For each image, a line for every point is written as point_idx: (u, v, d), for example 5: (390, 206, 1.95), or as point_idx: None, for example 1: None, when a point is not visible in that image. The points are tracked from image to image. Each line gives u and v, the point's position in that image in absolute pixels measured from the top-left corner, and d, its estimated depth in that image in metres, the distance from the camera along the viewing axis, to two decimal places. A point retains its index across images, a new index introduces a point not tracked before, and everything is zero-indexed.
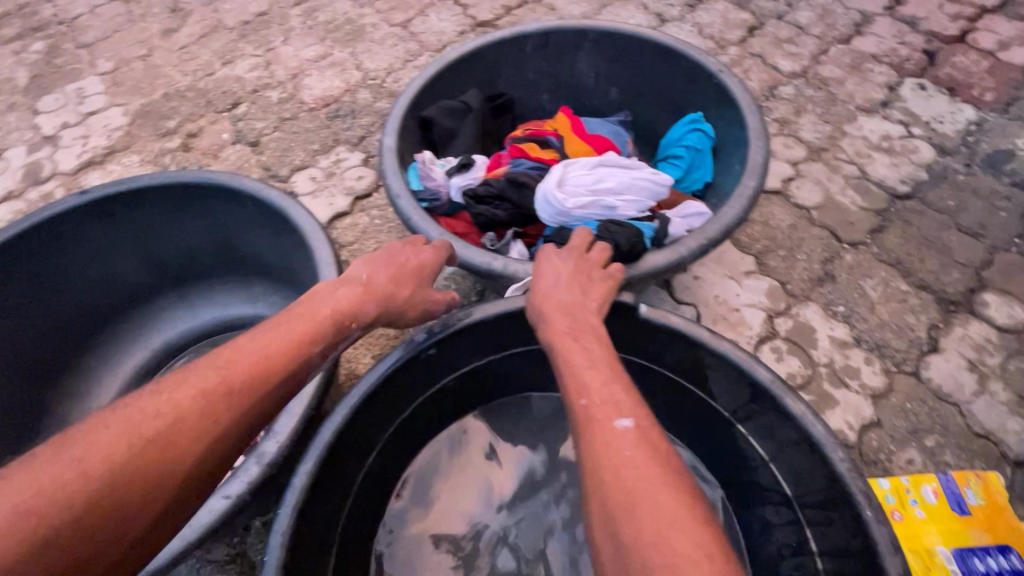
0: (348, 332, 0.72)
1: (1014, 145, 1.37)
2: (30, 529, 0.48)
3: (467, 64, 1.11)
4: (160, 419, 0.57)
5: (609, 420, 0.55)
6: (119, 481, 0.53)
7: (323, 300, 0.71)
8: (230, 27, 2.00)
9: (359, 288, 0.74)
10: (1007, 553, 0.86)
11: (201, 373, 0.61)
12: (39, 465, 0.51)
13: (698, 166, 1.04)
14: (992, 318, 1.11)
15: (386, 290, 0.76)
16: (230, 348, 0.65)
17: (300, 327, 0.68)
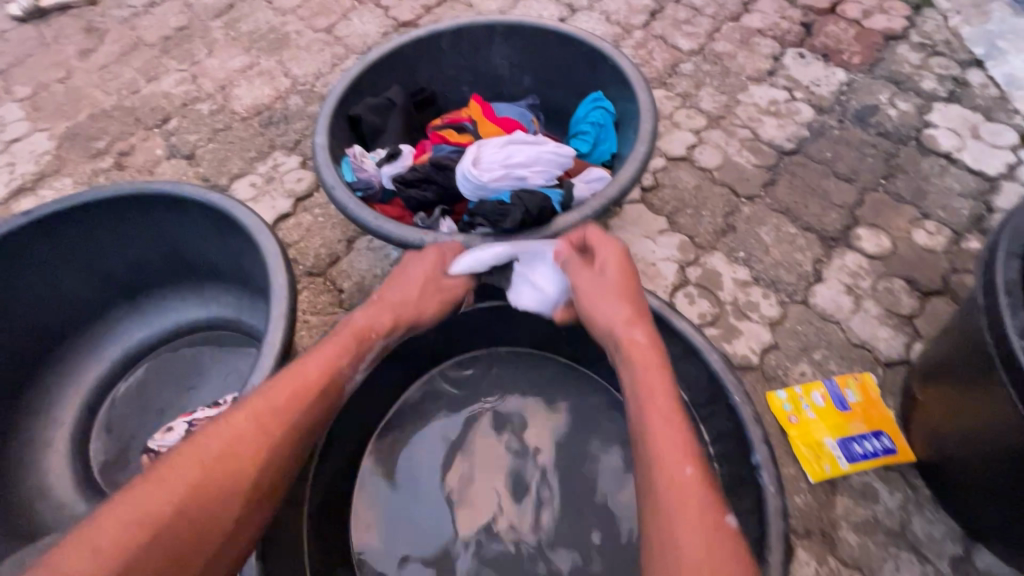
0: (370, 342, 0.84)
1: (878, 100, 1.58)
2: (130, 537, 0.58)
3: (388, 63, 1.20)
4: (222, 440, 0.67)
5: (717, 506, 0.59)
6: (197, 504, 0.62)
7: (352, 320, 0.85)
8: (151, 43, 2.00)
9: (380, 306, 0.87)
10: (879, 437, 1.03)
11: (255, 400, 0.71)
12: (143, 489, 0.62)
13: (603, 139, 1.18)
14: (864, 249, 1.30)
15: (400, 301, 0.87)
16: (285, 378, 0.75)
17: (332, 349, 0.80)
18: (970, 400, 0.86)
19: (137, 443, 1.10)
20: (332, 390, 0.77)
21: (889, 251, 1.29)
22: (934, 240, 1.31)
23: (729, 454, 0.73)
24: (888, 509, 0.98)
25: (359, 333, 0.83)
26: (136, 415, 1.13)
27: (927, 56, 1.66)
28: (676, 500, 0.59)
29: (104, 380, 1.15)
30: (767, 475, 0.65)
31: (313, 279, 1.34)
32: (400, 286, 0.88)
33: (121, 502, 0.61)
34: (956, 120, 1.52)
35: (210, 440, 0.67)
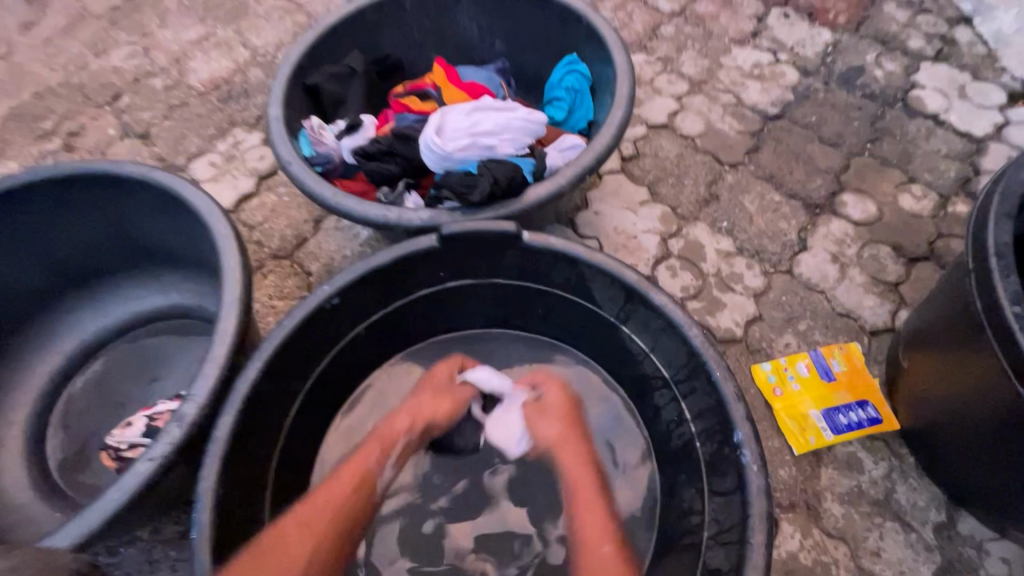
0: (392, 454, 0.81)
1: (863, 61, 1.52)
2: None
3: (348, 26, 1.12)
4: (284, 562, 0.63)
5: None
6: None
7: (382, 429, 0.82)
8: (98, 14, 1.86)
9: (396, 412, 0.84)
10: (865, 406, 1.01)
11: (303, 513, 0.68)
12: None
13: (579, 105, 1.11)
14: (849, 215, 1.27)
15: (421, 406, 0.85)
16: (323, 492, 0.72)
17: (356, 458, 0.78)
18: (960, 366, 0.83)
19: (95, 440, 1.04)
20: (362, 486, 0.75)
21: (874, 217, 1.26)
22: (920, 204, 1.27)
23: (711, 432, 0.70)
24: (873, 479, 0.96)
25: (380, 441, 0.80)
26: (93, 411, 1.06)
27: (914, 14, 1.60)
28: None
29: (57, 374, 1.08)
30: (749, 454, 0.62)
31: (279, 262, 1.26)
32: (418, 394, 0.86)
33: None
34: (943, 80, 1.47)
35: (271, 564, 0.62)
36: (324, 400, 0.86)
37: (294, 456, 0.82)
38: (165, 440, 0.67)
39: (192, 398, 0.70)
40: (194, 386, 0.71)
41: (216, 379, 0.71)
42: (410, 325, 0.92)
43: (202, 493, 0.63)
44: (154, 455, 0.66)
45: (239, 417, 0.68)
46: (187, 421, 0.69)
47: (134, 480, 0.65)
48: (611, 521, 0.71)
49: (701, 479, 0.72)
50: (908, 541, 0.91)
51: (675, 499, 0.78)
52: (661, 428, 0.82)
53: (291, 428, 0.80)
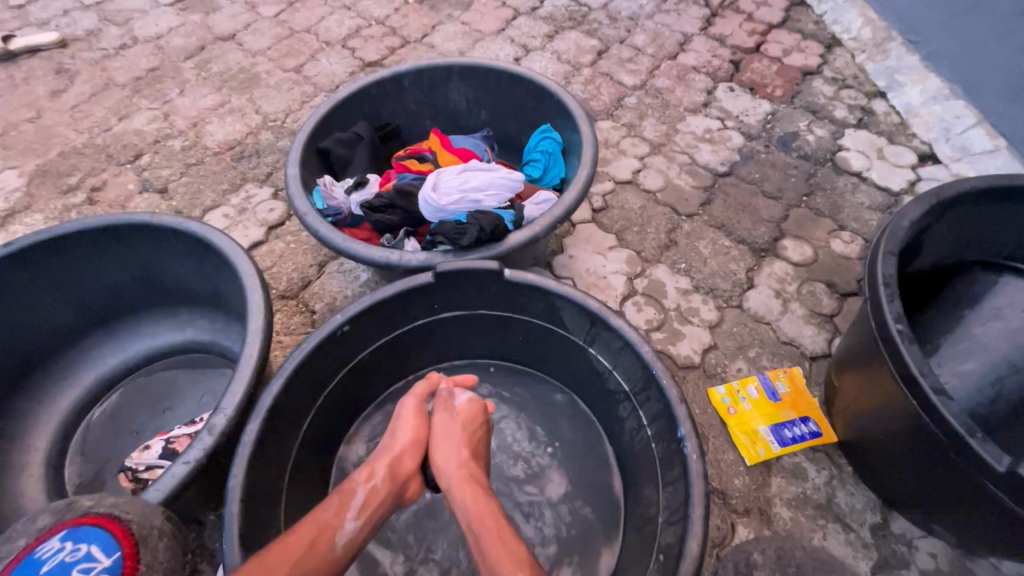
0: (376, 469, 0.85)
1: (798, 128, 1.77)
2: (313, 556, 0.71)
3: (355, 100, 1.32)
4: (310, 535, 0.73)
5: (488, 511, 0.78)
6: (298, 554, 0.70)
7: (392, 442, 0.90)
8: (122, 84, 2.07)
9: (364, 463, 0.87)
10: (806, 422, 1.16)
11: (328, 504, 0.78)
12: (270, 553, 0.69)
13: (553, 166, 1.30)
14: (790, 257, 1.46)
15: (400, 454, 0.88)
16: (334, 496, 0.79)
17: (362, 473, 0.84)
18: (885, 382, 0.95)
19: (111, 463, 1.12)
20: (318, 544, 0.72)
21: (811, 259, 1.45)
22: (850, 248, 1.47)
23: (662, 432, 0.83)
24: (815, 485, 1.09)
25: (342, 490, 0.80)
26: (112, 437, 1.16)
27: (839, 89, 1.87)
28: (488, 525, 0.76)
29: (78, 405, 1.18)
30: (690, 444, 0.76)
31: (285, 301, 1.40)
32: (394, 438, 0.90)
33: (267, 559, 0.68)
34: (864, 143, 1.72)
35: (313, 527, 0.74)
36: (329, 418, 0.98)
37: (305, 467, 0.94)
38: (198, 445, 0.79)
39: (221, 411, 0.82)
40: (222, 400, 0.82)
41: (242, 395, 0.83)
42: (408, 351, 1.06)
43: (232, 490, 0.75)
44: (189, 459, 0.78)
45: (264, 425, 0.81)
46: (217, 429, 0.80)
47: (172, 479, 0.76)
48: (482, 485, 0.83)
49: (657, 475, 0.85)
50: (848, 540, 1.03)
51: (638, 497, 0.90)
52: (626, 437, 0.95)
53: (301, 442, 0.92)
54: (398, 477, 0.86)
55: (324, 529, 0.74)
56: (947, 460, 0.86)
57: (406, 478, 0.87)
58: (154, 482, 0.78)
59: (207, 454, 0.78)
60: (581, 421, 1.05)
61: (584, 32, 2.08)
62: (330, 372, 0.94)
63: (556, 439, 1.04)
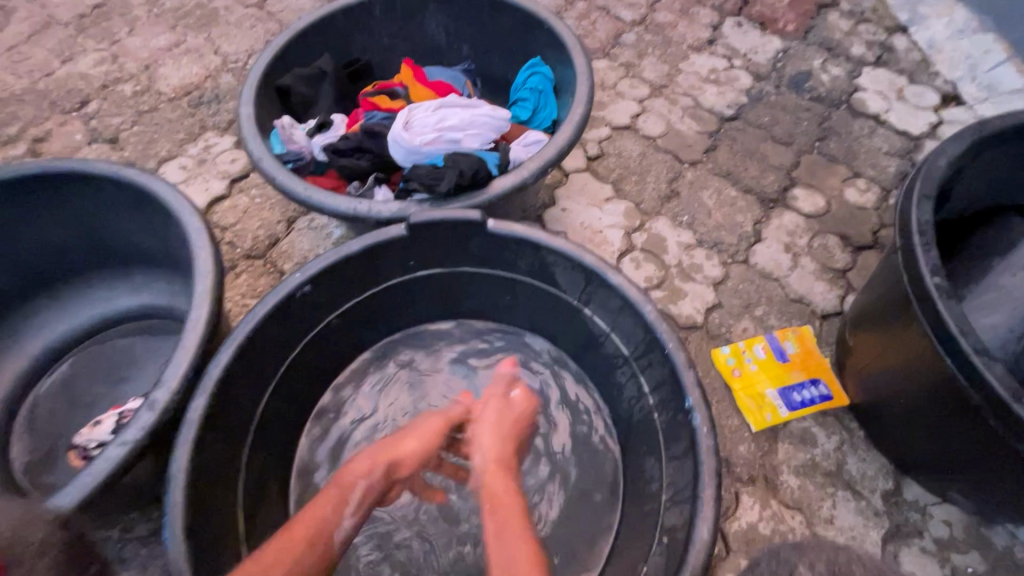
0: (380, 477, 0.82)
1: (811, 67, 1.61)
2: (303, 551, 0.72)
3: (318, 30, 1.16)
4: (304, 531, 0.73)
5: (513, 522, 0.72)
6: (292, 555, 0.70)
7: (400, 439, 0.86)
8: (64, 22, 1.86)
9: (366, 457, 0.83)
10: (817, 384, 1.08)
11: (324, 497, 0.78)
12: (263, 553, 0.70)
13: (543, 106, 1.16)
14: (801, 208, 1.34)
15: (400, 449, 0.85)
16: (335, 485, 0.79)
17: (365, 465, 0.82)
18: (909, 338, 0.85)
19: (60, 440, 1.03)
20: (315, 547, 0.73)
21: (824, 211, 1.34)
22: (865, 197, 1.36)
23: (666, 402, 0.75)
24: (826, 452, 1.02)
25: (340, 493, 0.78)
26: (64, 410, 1.06)
27: (856, 24, 1.70)
28: (509, 535, 0.70)
29: (24, 378, 1.08)
30: (699, 416, 0.67)
31: (251, 261, 1.27)
32: (404, 442, 0.85)
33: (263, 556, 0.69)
34: (883, 83, 1.57)
35: (312, 519, 0.75)
36: (292, 390, 0.89)
37: (269, 442, 0.85)
38: (138, 424, 0.69)
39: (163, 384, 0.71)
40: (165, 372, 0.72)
41: (189, 365, 0.72)
42: (384, 313, 0.96)
43: (174, 476, 0.66)
44: (126, 439, 0.68)
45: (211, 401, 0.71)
46: (159, 406, 0.70)
47: (106, 463, 0.66)
48: (519, 494, 0.77)
49: (660, 448, 0.77)
50: (858, 508, 0.98)
51: (638, 472, 0.82)
52: (625, 406, 0.86)
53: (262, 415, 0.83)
54: (389, 478, 0.84)
55: (319, 532, 0.74)
56: (982, 424, 0.77)
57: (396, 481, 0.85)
58: (73, 480, 0.67)
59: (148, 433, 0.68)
60: (572, 385, 0.95)
61: None
62: (292, 340, 0.85)
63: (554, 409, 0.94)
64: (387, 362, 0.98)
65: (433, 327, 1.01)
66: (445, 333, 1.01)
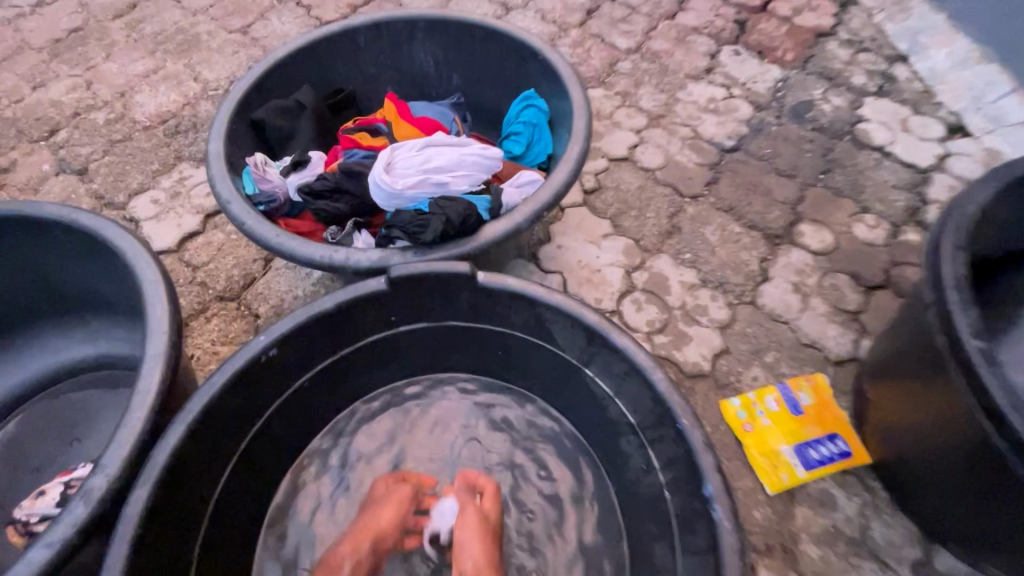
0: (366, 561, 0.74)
1: (812, 96, 1.57)
2: None
3: (297, 61, 1.09)
4: None
5: None
6: None
7: (377, 518, 0.77)
8: (38, 47, 1.78)
9: (350, 537, 0.76)
10: (835, 440, 1.00)
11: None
12: None
13: (537, 140, 1.09)
14: (808, 245, 1.28)
15: (378, 522, 0.76)
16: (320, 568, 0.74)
17: (346, 547, 0.75)
18: (937, 400, 0.78)
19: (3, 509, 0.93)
20: None
21: (833, 247, 1.27)
22: (874, 233, 1.30)
23: (680, 483, 0.68)
24: (848, 517, 0.94)
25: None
26: (7, 476, 0.95)
27: (856, 53, 1.67)
28: None
29: None
30: (721, 509, 0.60)
31: (224, 304, 1.18)
32: (381, 523, 0.76)
33: None
34: (886, 114, 1.53)
35: None
36: (257, 460, 0.81)
37: (229, 512, 0.77)
38: (67, 519, 0.58)
39: (101, 469, 0.61)
40: (104, 455, 0.62)
41: (132, 447, 0.63)
42: (360, 370, 0.88)
43: None
44: (52, 540, 0.57)
45: (157, 489, 0.64)
46: (94, 497, 0.60)
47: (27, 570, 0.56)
48: None
49: (672, 532, 0.71)
50: None
51: (650, 553, 0.75)
52: (628, 477, 0.80)
53: (222, 491, 0.76)
54: (375, 556, 0.76)
55: None
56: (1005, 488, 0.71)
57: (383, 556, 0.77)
58: None
59: (77, 531, 0.58)
60: (566, 446, 0.87)
61: None
62: (257, 404, 0.78)
63: (547, 476, 0.86)
64: (361, 425, 0.90)
65: (412, 385, 0.93)
66: (425, 391, 0.93)
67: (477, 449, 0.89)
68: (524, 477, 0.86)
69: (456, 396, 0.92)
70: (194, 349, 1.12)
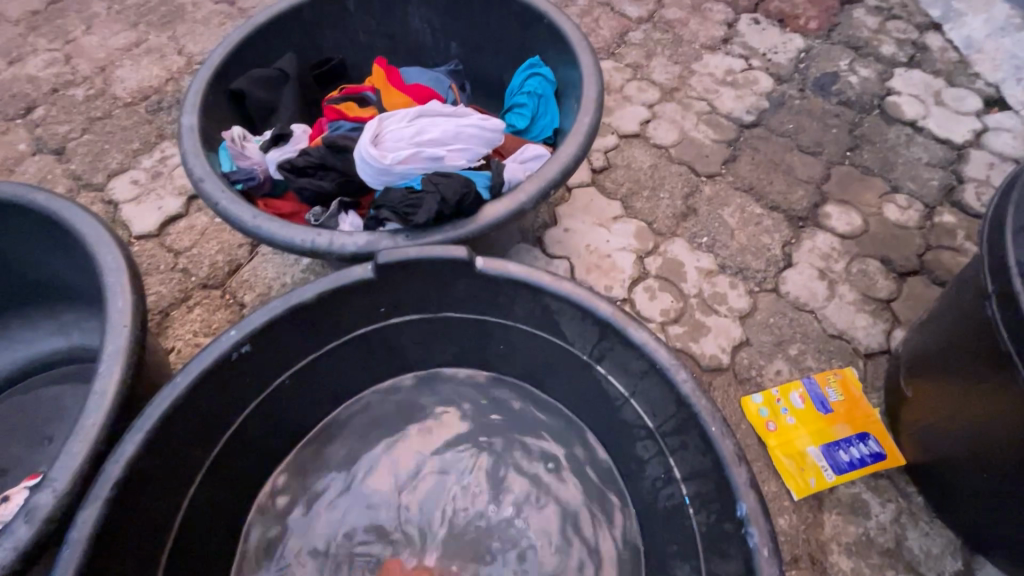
0: None
1: (838, 68, 1.46)
2: None
3: (279, 26, 0.99)
4: None
5: None
6: None
7: None
8: (13, 19, 1.68)
9: None
10: (866, 440, 0.92)
11: None
12: None
13: (542, 113, 1.00)
14: (834, 228, 1.18)
15: None
16: None
17: None
18: (991, 400, 0.70)
19: None
20: None
21: (861, 231, 1.18)
22: (906, 215, 1.20)
23: (707, 498, 0.61)
24: (881, 525, 0.87)
25: None
26: None
27: (885, 20, 1.55)
28: None
29: None
30: (757, 533, 0.54)
31: (207, 292, 1.10)
32: None
33: None
34: (918, 86, 1.41)
35: None
36: (234, 465, 0.74)
37: (204, 523, 0.71)
38: (8, 542, 0.52)
39: (49, 484, 0.55)
40: (52, 468, 0.56)
41: (83, 459, 0.56)
42: (347, 366, 0.80)
43: None
44: None
45: (112, 505, 0.57)
46: (39, 515, 0.54)
47: None
48: None
49: (698, 553, 0.64)
50: None
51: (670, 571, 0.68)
52: (643, 484, 0.73)
53: (195, 500, 0.70)
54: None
55: None
56: None
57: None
58: None
59: (19, 556, 0.52)
60: (573, 447, 0.80)
61: None
62: (232, 406, 0.71)
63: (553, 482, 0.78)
64: (349, 424, 0.82)
65: (400, 377, 0.85)
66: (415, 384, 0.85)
67: (477, 449, 0.81)
68: (524, 479, 0.78)
69: (453, 393, 0.85)
70: (175, 342, 1.05)
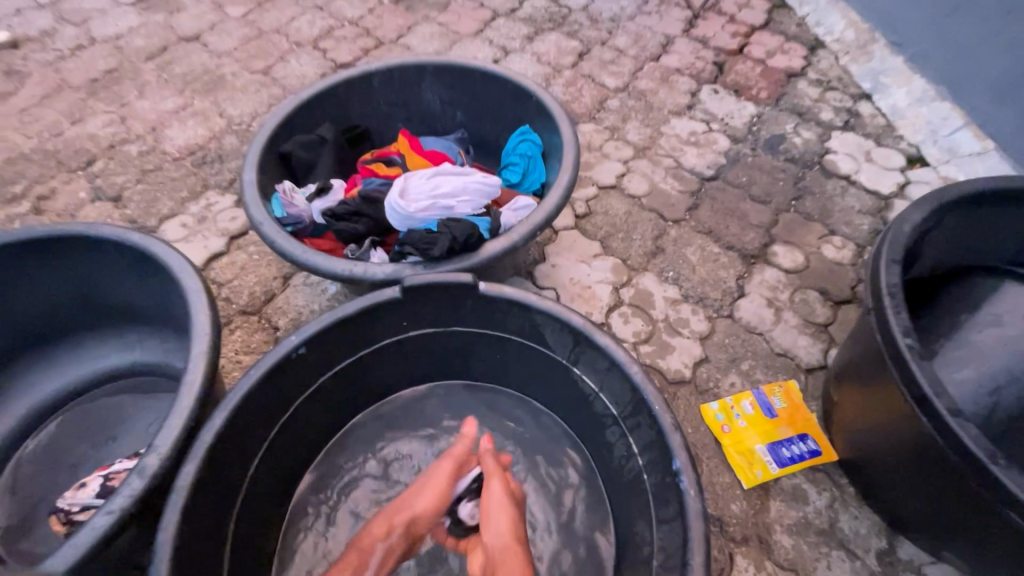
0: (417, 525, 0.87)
1: (784, 130, 1.72)
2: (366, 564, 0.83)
3: (320, 101, 1.23)
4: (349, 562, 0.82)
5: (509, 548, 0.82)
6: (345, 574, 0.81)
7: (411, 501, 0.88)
8: (76, 86, 1.95)
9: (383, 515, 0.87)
10: (805, 440, 1.09)
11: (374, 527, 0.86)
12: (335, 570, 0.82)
13: (532, 170, 1.23)
14: (781, 264, 1.40)
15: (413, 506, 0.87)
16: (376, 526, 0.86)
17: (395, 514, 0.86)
18: (887, 396, 0.88)
19: (45, 503, 1.02)
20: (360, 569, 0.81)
21: (803, 266, 1.39)
22: (842, 253, 1.42)
23: (655, 463, 0.79)
24: (818, 509, 1.03)
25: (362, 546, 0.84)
26: (49, 472, 1.04)
27: (824, 91, 1.83)
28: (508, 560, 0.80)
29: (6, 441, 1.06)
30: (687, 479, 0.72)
31: (246, 317, 1.29)
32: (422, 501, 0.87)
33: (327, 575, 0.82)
34: (852, 146, 1.67)
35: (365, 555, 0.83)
36: (284, 450, 0.93)
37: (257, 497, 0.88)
38: (126, 491, 0.69)
39: (154, 449, 0.72)
40: (156, 437, 0.73)
41: (179, 430, 0.73)
42: (376, 374, 1.01)
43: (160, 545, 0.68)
44: (114, 507, 0.67)
45: (201, 466, 0.75)
46: (148, 472, 0.70)
47: (92, 532, 0.66)
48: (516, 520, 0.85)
49: (649, 509, 0.81)
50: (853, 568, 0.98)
51: (632, 533, 0.85)
52: (614, 466, 0.90)
53: (252, 477, 0.87)
54: (408, 535, 0.86)
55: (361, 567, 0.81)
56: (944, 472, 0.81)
57: (420, 534, 0.87)
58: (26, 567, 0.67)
59: (134, 501, 0.68)
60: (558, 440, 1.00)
61: (565, 33, 2.00)
62: (285, 401, 0.89)
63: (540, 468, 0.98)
64: (377, 421, 1.03)
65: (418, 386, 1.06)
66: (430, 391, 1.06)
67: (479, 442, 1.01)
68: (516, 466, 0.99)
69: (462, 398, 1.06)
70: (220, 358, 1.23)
